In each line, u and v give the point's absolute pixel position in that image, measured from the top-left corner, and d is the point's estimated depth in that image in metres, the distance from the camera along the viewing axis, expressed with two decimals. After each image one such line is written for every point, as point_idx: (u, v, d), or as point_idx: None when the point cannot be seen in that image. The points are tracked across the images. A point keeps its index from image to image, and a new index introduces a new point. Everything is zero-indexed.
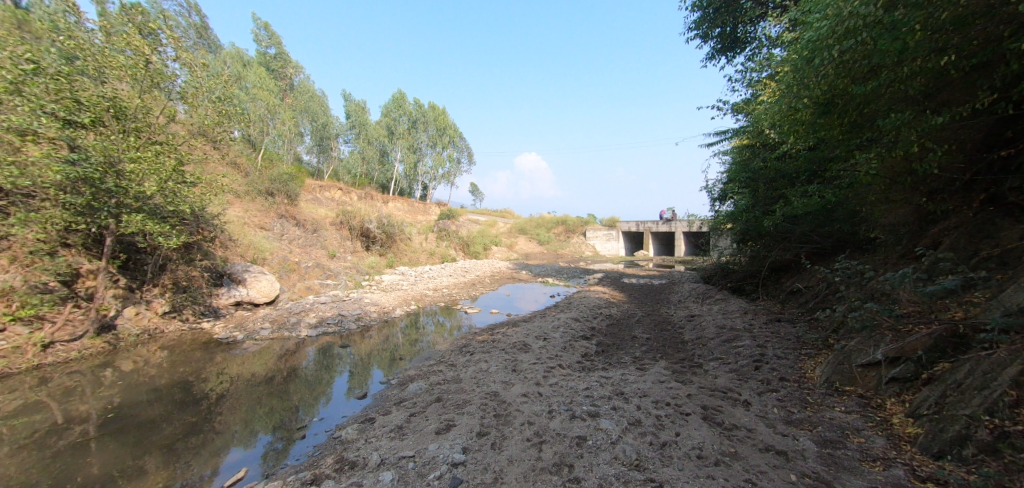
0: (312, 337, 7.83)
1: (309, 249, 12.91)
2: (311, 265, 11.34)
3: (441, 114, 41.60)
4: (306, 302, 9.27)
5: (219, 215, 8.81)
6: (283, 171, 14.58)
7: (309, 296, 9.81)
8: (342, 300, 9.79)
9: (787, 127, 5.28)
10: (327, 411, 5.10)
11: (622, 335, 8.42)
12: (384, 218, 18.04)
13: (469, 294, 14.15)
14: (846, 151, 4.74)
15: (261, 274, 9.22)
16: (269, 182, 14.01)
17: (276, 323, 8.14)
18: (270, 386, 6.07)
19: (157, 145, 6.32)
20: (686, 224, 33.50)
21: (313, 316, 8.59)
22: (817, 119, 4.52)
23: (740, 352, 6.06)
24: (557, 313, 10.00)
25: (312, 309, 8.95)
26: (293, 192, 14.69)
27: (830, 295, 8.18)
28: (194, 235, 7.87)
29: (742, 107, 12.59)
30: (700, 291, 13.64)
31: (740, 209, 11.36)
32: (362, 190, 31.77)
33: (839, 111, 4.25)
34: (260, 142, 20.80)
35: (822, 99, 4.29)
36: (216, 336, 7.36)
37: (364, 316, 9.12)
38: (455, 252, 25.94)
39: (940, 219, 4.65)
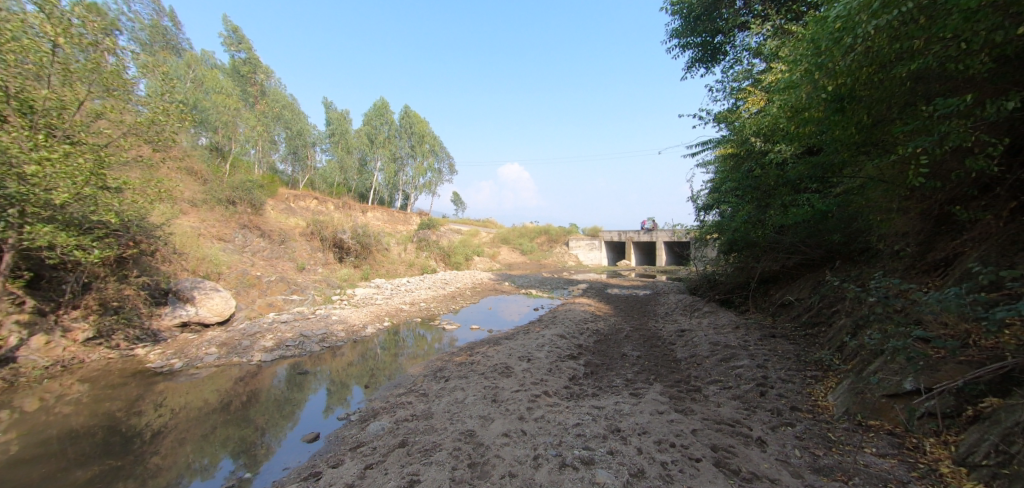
0: (268, 361, 7.01)
1: (274, 262, 12.06)
2: (274, 279, 10.47)
3: (422, 122, 41.08)
4: (264, 322, 8.44)
5: (161, 225, 7.95)
6: (246, 179, 13.69)
7: (269, 314, 8.96)
8: (307, 318, 8.99)
9: (791, 124, 5.03)
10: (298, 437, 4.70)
11: (612, 353, 7.90)
12: (359, 228, 17.24)
13: (448, 307, 13.46)
14: (857, 152, 4.51)
15: (213, 291, 8.41)
16: (230, 190, 13.06)
17: (225, 347, 7.29)
18: (227, 413, 5.44)
19: (71, 145, 5.50)
20: (668, 234, 33.70)
21: (270, 338, 7.76)
22: (828, 117, 4.25)
23: (742, 375, 5.61)
24: (541, 329, 9.41)
25: (270, 330, 8.11)
26: (257, 201, 13.76)
27: (827, 309, 7.87)
28: (125, 247, 7.01)
29: (725, 117, 12.45)
30: (686, 303, 13.30)
31: (727, 219, 11.08)
32: (338, 199, 30.74)
33: (855, 108, 3.98)
34: (226, 148, 19.82)
35: (835, 95, 4.02)
36: (149, 365, 6.48)
37: (331, 335, 8.34)
38: (435, 263, 25.19)
39: (963, 229, 4.26)
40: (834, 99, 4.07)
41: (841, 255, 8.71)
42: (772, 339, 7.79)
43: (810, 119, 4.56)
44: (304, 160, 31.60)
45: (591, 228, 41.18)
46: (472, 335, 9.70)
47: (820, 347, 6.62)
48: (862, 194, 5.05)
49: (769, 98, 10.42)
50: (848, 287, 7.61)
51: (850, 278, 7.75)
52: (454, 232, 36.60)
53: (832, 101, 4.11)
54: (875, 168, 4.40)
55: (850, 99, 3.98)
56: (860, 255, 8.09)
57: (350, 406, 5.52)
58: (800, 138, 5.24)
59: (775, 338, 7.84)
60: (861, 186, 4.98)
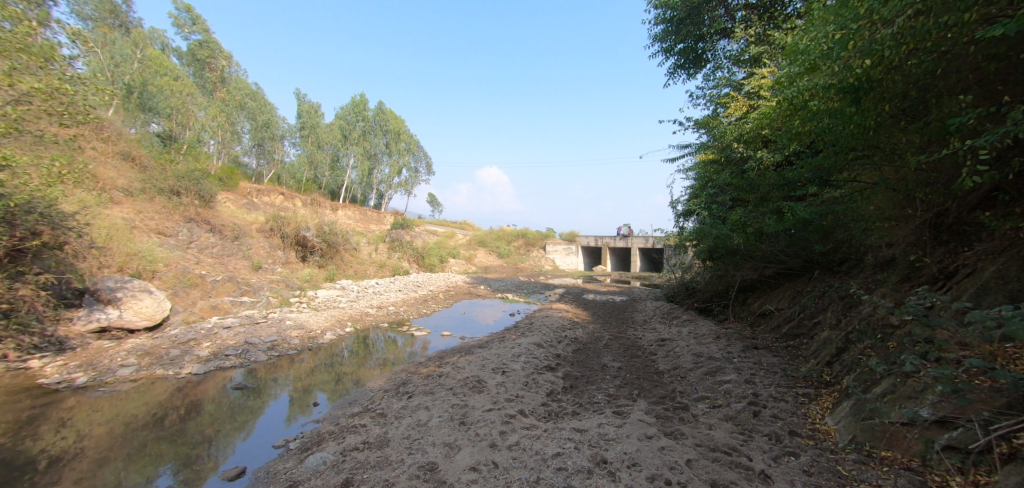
0: (197, 375, 6.10)
1: (224, 260, 11.06)
2: (221, 279, 9.50)
3: (397, 119, 40.02)
4: (203, 327, 7.52)
5: (67, 214, 6.79)
6: (194, 168, 12.62)
7: (211, 318, 8.03)
8: (256, 323, 8.12)
9: (790, 121, 4.57)
10: (246, 452, 4.27)
11: (591, 364, 7.47)
12: (325, 225, 16.26)
13: (419, 312, 12.74)
14: (867, 148, 4.10)
15: (143, 292, 7.54)
16: (174, 180, 11.94)
17: (149, 356, 6.38)
18: (160, 428, 4.79)
19: None
20: (643, 240, 33.97)
21: (208, 346, 6.88)
22: (839, 110, 3.79)
23: (730, 392, 5.25)
24: (517, 337, 8.87)
25: (208, 336, 7.21)
26: (206, 193, 12.69)
27: (809, 320, 7.68)
28: (14, 237, 5.76)
29: (705, 124, 12.30)
30: (664, 310, 13.05)
31: (706, 226, 10.86)
32: (307, 197, 29.41)
33: (872, 99, 3.54)
34: (179, 136, 18.43)
35: (850, 85, 3.55)
36: (41, 381, 5.49)
37: (282, 343, 7.52)
38: (408, 264, 24.29)
39: (979, 239, 3.95)
40: (847, 89, 3.59)
41: (820, 265, 8.61)
42: (755, 350, 7.53)
43: (816, 113, 4.10)
44: (270, 154, 30.04)
45: (568, 233, 41.10)
46: (443, 343, 9.08)
47: (805, 361, 6.34)
48: (870, 197, 4.69)
49: (752, 105, 10.29)
50: (831, 298, 7.44)
51: (832, 289, 7.60)
52: (429, 233, 35.71)
53: (844, 93, 3.64)
54: (900, 157, 3.92)
55: (867, 90, 3.53)
56: (841, 266, 7.97)
57: (313, 415, 5.12)
58: (798, 137, 4.82)
59: (757, 350, 7.59)
60: (870, 189, 4.63)
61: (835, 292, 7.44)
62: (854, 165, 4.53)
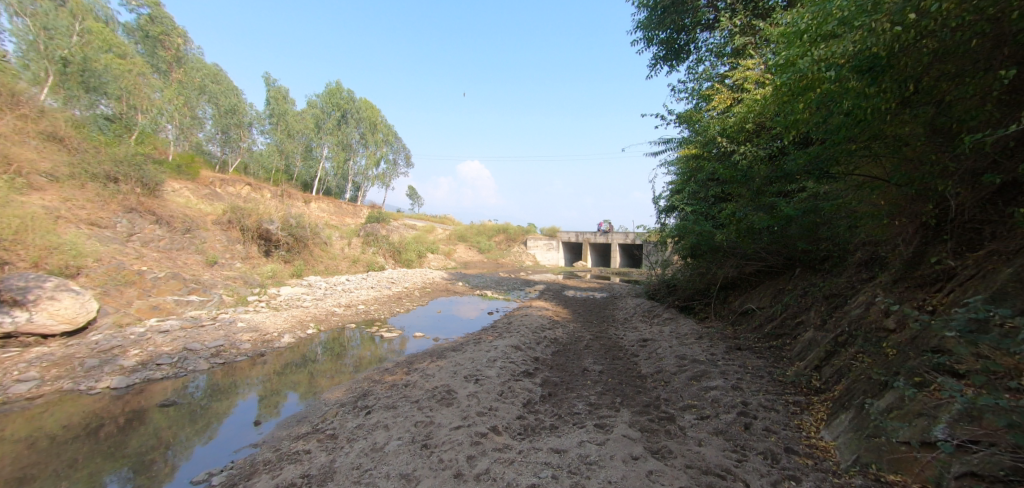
0: (120, 389, 5.37)
1: (171, 256, 10.20)
2: (163, 276, 8.70)
3: (374, 109, 38.75)
4: (136, 331, 6.76)
5: None
6: (134, 152, 11.82)
7: (148, 321, 7.26)
8: (200, 326, 7.38)
9: (794, 102, 4.19)
10: (208, 451, 4.16)
11: (570, 369, 7.09)
12: (291, 218, 15.41)
13: (390, 310, 12.12)
14: (872, 141, 3.83)
15: (62, 292, 6.52)
16: (111, 165, 11.06)
17: (58, 367, 5.59)
18: (102, 437, 4.39)
19: None
20: (623, 237, 34.02)
21: (137, 354, 6.15)
22: (852, 91, 3.45)
23: (718, 400, 4.91)
24: (494, 339, 8.42)
25: (140, 342, 6.46)
26: (149, 179, 11.82)
27: (791, 320, 7.47)
28: None
29: (687, 118, 12.05)
30: (645, 308, 12.81)
31: (687, 222, 10.60)
32: (276, 189, 28.22)
33: (889, 80, 3.23)
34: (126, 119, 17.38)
35: (869, 58, 3.20)
36: None
37: (229, 349, 6.83)
38: (383, 260, 23.46)
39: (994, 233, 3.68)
40: (864, 66, 3.26)
41: (801, 263, 8.43)
42: (739, 352, 7.28)
43: (823, 94, 3.75)
44: (236, 142, 28.59)
45: (549, 228, 40.85)
46: (415, 346, 8.54)
47: (790, 364, 6.07)
48: (875, 191, 4.37)
49: (735, 99, 10.06)
50: (815, 297, 7.22)
51: (814, 288, 7.40)
52: (406, 227, 34.79)
53: (859, 71, 3.31)
54: (913, 150, 3.59)
55: (885, 68, 3.20)
56: (822, 264, 7.79)
57: (281, 416, 4.96)
58: (795, 126, 4.53)
59: (740, 351, 7.34)
60: (874, 184, 4.29)
61: (818, 291, 7.23)
62: (855, 163, 4.23)
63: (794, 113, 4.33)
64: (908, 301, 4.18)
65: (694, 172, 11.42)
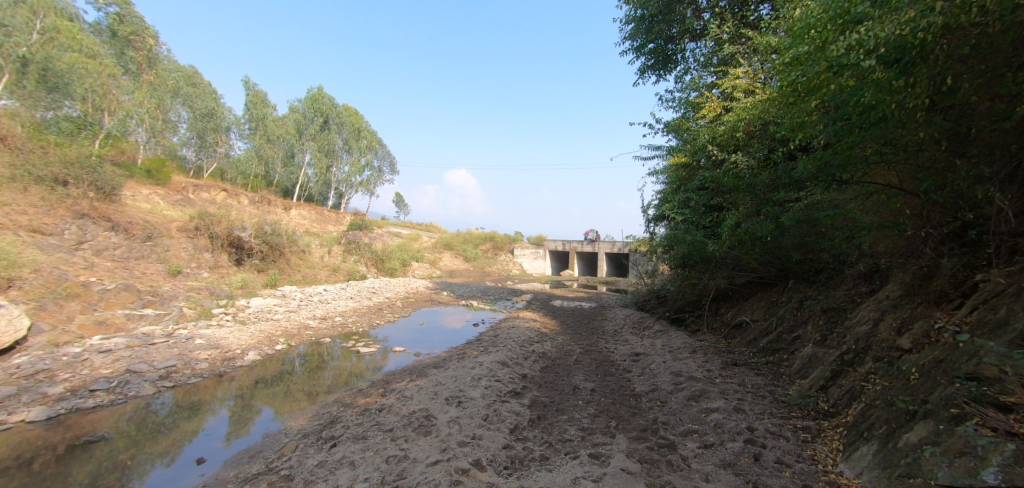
0: (41, 421, 4.59)
1: (121, 268, 9.54)
2: (113, 287, 8.12)
3: (357, 115, 38.15)
4: (74, 351, 6.06)
5: None
6: (88, 153, 11.13)
7: (91, 340, 6.57)
8: (150, 344, 6.72)
9: (805, 103, 3.97)
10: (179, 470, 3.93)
11: (561, 388, 6.67)
12: (265, 226, 14.88)
13: (369, 322, 11.53)
14: (891, 143, 3.51)
15: None
16: (60, 166, 10.34)
17: None
18: (39, 465, 3.87)
19: None
20: (610, 246, 33.98)
21: (72, 377, 5.46)
22: (876, 84, 3.13)
23: (722, 425, 4.53)
24: (479, 354, 7.94)
25: (77, 364, 5.77)
26: (104, 182, 11.21)
27: (787, 334, 7.17)
28: None
29: (676, 127, 11.85)
30: (635, 319, 12.48)
31: (676, 232, 10.32)
32: (254, 196, 27.53)
33: (922, 74, 2.92)
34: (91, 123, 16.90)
35: (901, 47, 2.89)
36: None
37: (182, 370, 6.19)
38: (365, 268, 22.74)
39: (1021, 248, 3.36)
40: (893, 57, 2.98)
41: (795, 275, 8.18)
42: (735, 367, 6.93)
43: (841, 90, 3.46)
44: (213, 147, 27.75)
45: (536, 237, 40.59)
46: (394, 362, 7.99)
47: (791, 382, 5.73)
48: (891, 199, 4.05)
49: (724, 107, 9.87)
50: (811, 310, 6.94)
51: (810, 301, 7.13)
52: (390, 235, 34.06)
53: (888, 62, 3.02)
54: (941, 149, 3.33)
55: (917, 60, 2.89)
56: (816, 276, 7.52)
57: (254, 434, 4.71)
58: (803, 128, 4.22)
59: (736, 366, 7.00)
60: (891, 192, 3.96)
61: (815, 304, 6.95)
62: (864, 173, 3.94)
63: (806, 114, 4.09)
64: (922, 319, 3.87)
65: (683, 181, 11.19)
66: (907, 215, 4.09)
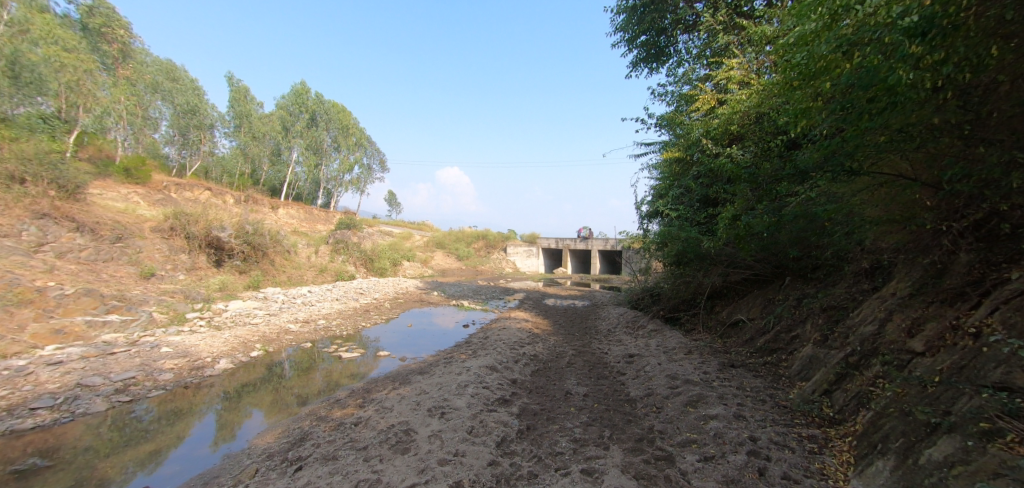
0: None
1: (81, 273, 9.10)
2: (73, 294, 7.86)
3: (346, 112, 37.48)
4: (23, 362, 5.67)
5: None
6: (48, 150, 10.65)
7: (43, 350, 6.21)
8: (107, 354, 6.33)
9: (807, 88, 3.65)
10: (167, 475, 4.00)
11: (552, 394, 6.39)
12: (247, 225, 14.40)
13: (354, 324, 11.14)
14: (912, 125, 3.13)
15: None
16: (16, 163, 9.87)
17: None
18: None
19: None
20: (603, 243, 33.79)
21: (18, 392, 5.06)
22: (902, 60, 2.76)
23: (723, 434, 4.24)
24: (467, 358, 7.61)
25: (25, 376, 5.38)
26: (67, 180, 10.79)
27: (786, 333, 6.90)
28: None
29: (669, 121, 11.57)
30: (629, 318, 12.22)
31: (668, 228, 10.03)
32: (238, 196, 26.98)
33: (957, 45, 2.63)
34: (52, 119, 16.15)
35: (927, 21, 2.58)
36: None
37: (142, 382, 5.81)
38: (354, 268, 22.27)
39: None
40: (916, 32, 2.64)
41: (792, 271, 7.92)
42: (733, 369, 6.66)
43: (855, 68, 3.12)
44: (196, 146, 27.07)
45: (528, 234, 40.25)
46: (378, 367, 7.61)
47: (792, 385, 5.45)
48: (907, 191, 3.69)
49: (719, 99, 9.57)
50: (811, 308, 6.68)
51: (809, 299, 6.87)
52: (381, 234, 33.55)
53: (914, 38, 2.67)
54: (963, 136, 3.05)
55: (951, 31, 2.59)
56: (815, 273, 7.25)
57: (240, 438, 4.74)
58: (806, 116, 3.87)
59: (734, 368, 6.72)
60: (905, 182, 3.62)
61: (814, 302, 6.69)
62: (877, 161, 3.59)
63: (804, 101, 3.78)
64: (937, 319, 3.59)
65: (677, 175, 10.91)
66: (924, 207, 3.82)
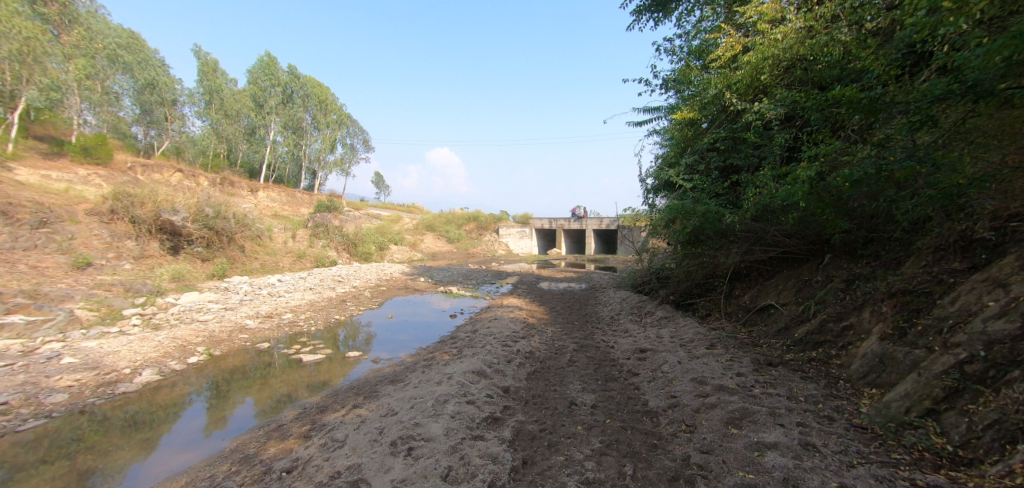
0: None
1: None
2: None
3: (326, 87, 35.31)
4: None
5: None
6: None
7: None
8: None
9: None
10: (162, 460, 3.96)
11: (553, 407, 5.18)
12: (208, 207, 12.93)
13: (327, 317, 9.86)
14: None
15: None
16: None
17: None
18: None
19: None
20: (597, 222, 32.69)
21: None
22: None
23: (800, 482, 3.03)
24: (450, 362, 6.39)
25: None
26: None
27: (834, 323, 5.73)
28: None
29: (680, 78, 10.13)
30: (633, 302, 11.07)
31: (682, 203, 8.81)
32: (212, 178, 25.28)
33: None
34: None
35: None
36: None
37: (17, 410, 4.50)
38: (335, 254, 20.74)
39: None
40: None
41: (834, 248, 6.73)
42: (772, 369, 5.49)
43: None
44: (163, 124, 25.43)
45: (521, 215, 38.85)
46: (350, 372, 6.37)
47: (863, 396, 4.24)
48: None
49: (744, 46, 8.13)
50: (869, 293, 5.48)
51: (863, 282, 5.71)
52: (367, 217, 31.90)
53: None
54: None
55: None
56: (866, 249, 6.06)
57: (231, 427, 4.61)
58: None
59: (774, 368, 5.52)
60: None
61: (872, 286, 5.51)
62: None
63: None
64: None
65: (690, 140, 9.60)
66: None
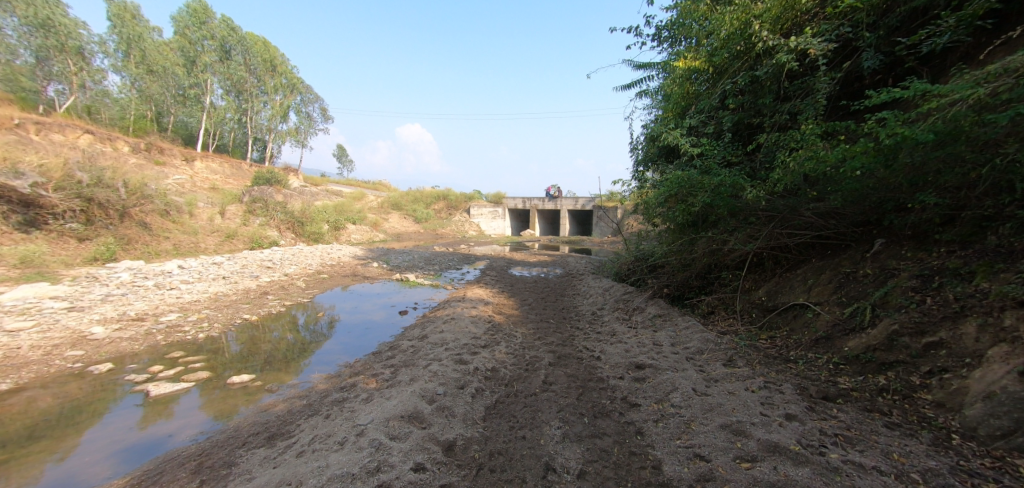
0: None
1: None
2: None
3: (270, 46, 31.26)
4: None
5: None
6: None
7: None
8: None
9: None
10: (92, 450, 3.66)
11: (520, 481, 3.32)
12: (80, 172, 10.24)
13: (230, 315, 7.59)
14: None
15: None
16: None
17: None
18: None
19: None
20: (572, 202, 30.99)
21: None
22: None
23: None
24: (371, 399, 4.35)
25: None
26: None
27: (913, 340, 3.98)
28: None
29: (679, 21, 8.16)
30: (618, 293, 9.32)
31: (687, 175, 6.91)
32: (134, 143, 21.83)
33: None
34: None
35: None
36: None
37: None
38: (277, 234, 18.07)
39: None
40: None
41: (894, 232, 5.03)
42: (835, 411, 3.77)
43: None
44: (65, 77, 21.61)
45: (493, 194, 36.64)
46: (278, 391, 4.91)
47: None
48: None
49: None
50: (969, 298, 3.81)
51: (956, 282, 4.01)
52: (324, 193, 28.95)
53: None
54: None
55: None
56: (946, 234, 4.41)
57: (175, 416, 4.22)
58: None
59: (836, 407, 3.84)
60: None
61: (973, 290, 3.82)
62: None
63: None
64: None
65: (693, 98, 7.83)
66: None
